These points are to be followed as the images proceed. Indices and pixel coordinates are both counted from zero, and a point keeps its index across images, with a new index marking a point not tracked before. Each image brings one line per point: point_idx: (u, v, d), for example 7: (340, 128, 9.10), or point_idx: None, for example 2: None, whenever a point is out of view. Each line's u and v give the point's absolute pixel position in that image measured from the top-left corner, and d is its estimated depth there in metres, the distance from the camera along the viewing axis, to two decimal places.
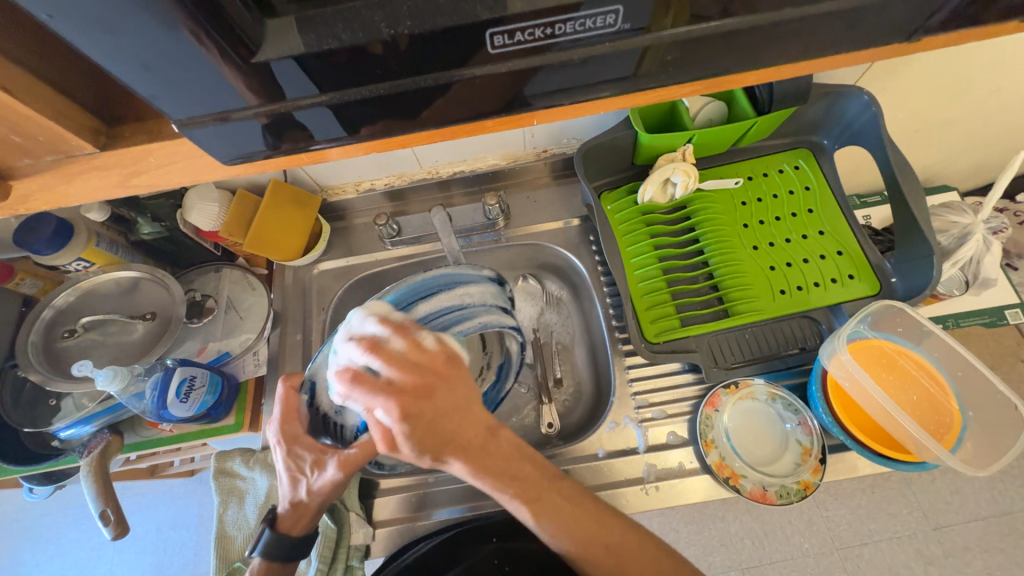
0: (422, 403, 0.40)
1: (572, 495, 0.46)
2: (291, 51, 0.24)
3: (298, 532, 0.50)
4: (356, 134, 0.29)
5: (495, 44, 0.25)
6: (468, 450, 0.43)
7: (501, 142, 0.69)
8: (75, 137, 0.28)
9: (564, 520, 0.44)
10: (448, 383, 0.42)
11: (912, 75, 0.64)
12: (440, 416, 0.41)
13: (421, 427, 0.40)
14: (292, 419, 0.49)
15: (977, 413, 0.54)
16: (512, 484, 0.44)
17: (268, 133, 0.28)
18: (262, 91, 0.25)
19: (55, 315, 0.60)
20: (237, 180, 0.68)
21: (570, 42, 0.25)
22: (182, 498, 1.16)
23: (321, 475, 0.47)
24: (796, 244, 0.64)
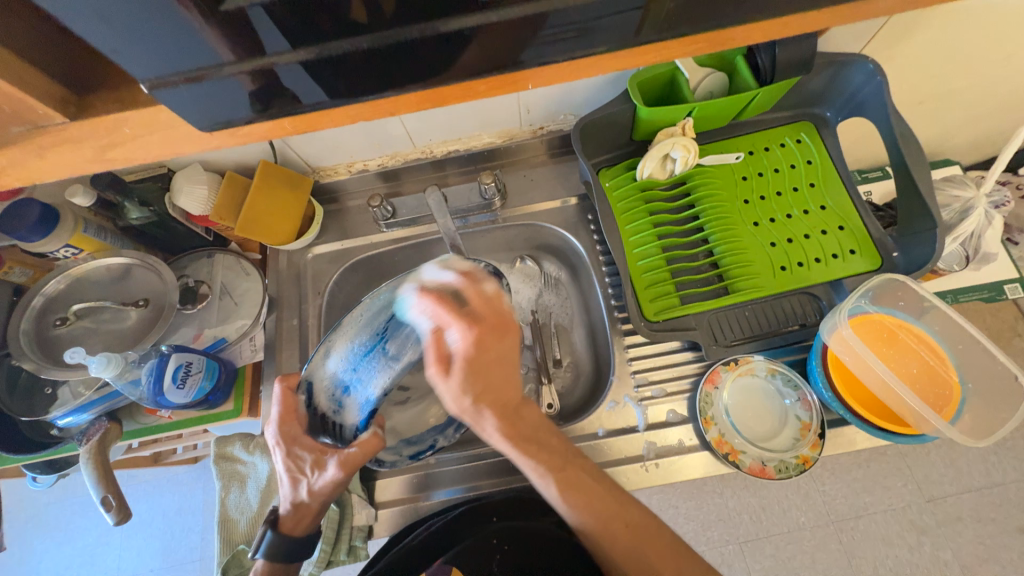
0: (493, 342, 0.41)
1: (592, 471, 0.46)
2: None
3: (299, 533, 0.48)
4: (342, 98, 0.28)
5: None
6: (504, 411, 0.42)
7: (496, 118, 0.67)
8: (43, 107, 0.26)
9: (587, 496, 0.44)
10: (501, 338, 0.42)
11: (919, 42, 0.62)
12: (494, 367, 0.41)
13: (478, 376, 0.40)
14: (291, 420, 0.48)
15: (976, 385, 0.54)
16: (542, 452, 0.44)
17: (254, 98, 0.27)
18: (238, 46, 0.24)
19: (46, 303, 0.59)
20: (225, 162, 0.66)
21: None
22: (186, 485, 1.17)
23: (321, 475, 0.46)
24: (798, 220, 0.63)
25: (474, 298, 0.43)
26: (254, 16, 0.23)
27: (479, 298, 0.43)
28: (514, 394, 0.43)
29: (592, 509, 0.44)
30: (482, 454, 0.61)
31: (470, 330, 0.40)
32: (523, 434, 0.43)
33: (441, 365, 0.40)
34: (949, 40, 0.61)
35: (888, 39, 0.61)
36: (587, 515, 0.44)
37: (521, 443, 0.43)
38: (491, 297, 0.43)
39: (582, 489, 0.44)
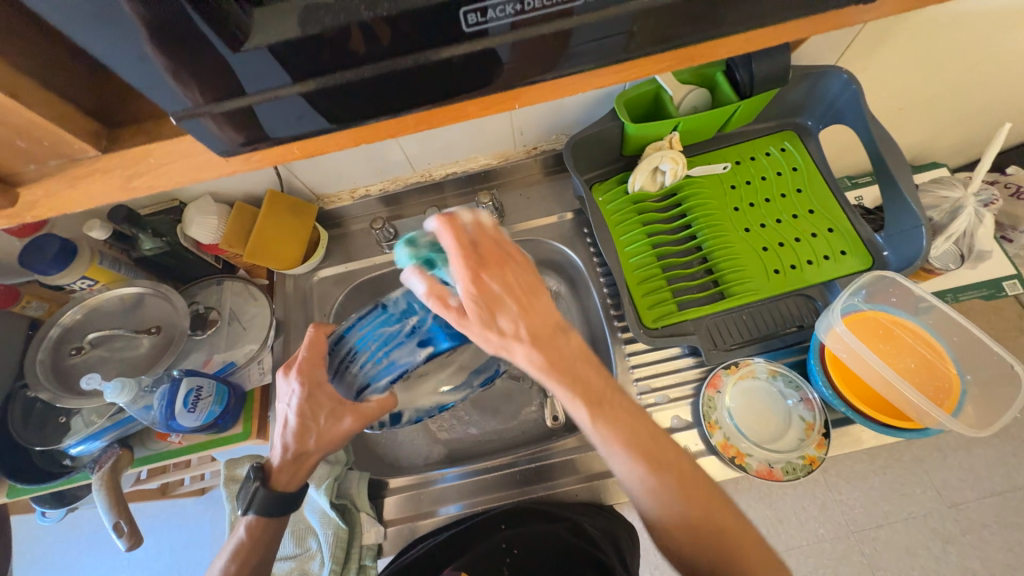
0: (489, 270, 0.42)
1: (649, 422, 0.43)
2: (280, 36, 0.25)
3: (291, 486, 0.51)
4: (342, 121, 0.30)
5: (470, 22, 0.26)
6: (537, 340, 0.41)
7: (491, 140, 0.70)
8: (77, 140, 0.29)
9: (644, 449, 0.41)
10: (515, 267, 0.43)
11: (890, 53, 0.65)
12: (506, 291, 0.42)
13: (490, 308, 0.41)
14: (317, 363, 0.51)
15: (975, 376, 0.55)
16: (583, 393, 0.42)
17: (233, 131, 0.29)
18: (209, 90, 0.26)
19: (62, 333, 0.61)
20: (234, 192, 0.69)
21: (541, 16, 0.27)
22: (195, 517, 1.16)
23: (334, 423, 0.50)
24: (788, 224, 0.65)
25: (472, 234, 0.43)
26: (244, 58, 0.25)
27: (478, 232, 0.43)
28: (547, 319, 0.42)
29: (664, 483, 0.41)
30: (494, 467, 0.62)
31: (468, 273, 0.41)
32: (562, 369, 0.41)
33: (456, 314, 0.41)
34: (918, 49, 0.65)
35: (860, 50, 0.64)
36: (656, 486, 0.41)
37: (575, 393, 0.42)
38: (483, 231, 0.44)
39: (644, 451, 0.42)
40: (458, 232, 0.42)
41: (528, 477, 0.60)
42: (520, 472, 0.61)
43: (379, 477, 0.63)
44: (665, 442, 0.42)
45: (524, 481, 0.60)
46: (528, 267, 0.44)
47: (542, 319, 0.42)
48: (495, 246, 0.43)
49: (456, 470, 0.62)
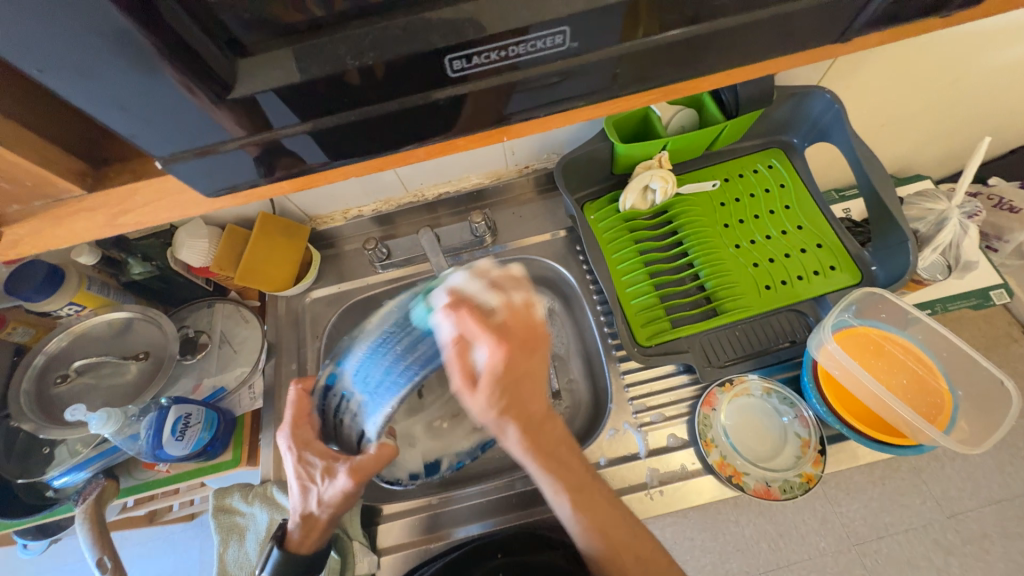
0: (519, 356, 0.41)
1: (611, 497, 0.46)
2: (271, 84, 0.25)
3: (308, 550, 0.50)
4: (333, 159, 0.31)
5: (455, 68, 0.27)
6: (531, 424, 0.43)
7: (482, 161, 0.71)
8: (61, 180, 0.29)
9: (601, 519, 0.45)
10: (533, 348, 0.42)
11: (871, 73, 0.67)
12: (523, 377, 0.42)
13: (506, 389, 0.41)
14: (303, 424, 0.51)
15: (966, 391, 0.55)
16: (558, 467, 0.44)
17: (261, 165, 0.29)
18: (247, 122, 0.27)
19: (47, 361, 0.60)
20: (225, 216, 0.69)
21: (525, 62, 0.27)
22: (183, 543, 1.13)
23: (333, 484, 0.48)
24: (777, 240, 0.66)
25: (501, 316, 0.42)
26: (232, 104, 0.26)
27: (508, 312, 0.42)
28: (537, 411, 0.44)
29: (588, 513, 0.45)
30: (494, 488, 0.60)
31: (503, 349, 0.41)
32: (546, 445, 0.44)
33: (467, 378, 0.41)
34: (898, 68, 0.66)
35: (841, 71, 0.66)
36: (592, 540, 0.45)
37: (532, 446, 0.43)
38: (519, 309, 0.43)
39: (575, 483, 0.45)
40: (471, 313, 0.42)
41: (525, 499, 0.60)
42: (517, 494, 0.60)
43: (373, 502, 0.62)
44: (613, 508, 0.46)
45: (522, 504, 0.60)
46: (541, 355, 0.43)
47: (539, 407, 0.44)
48: (529, 331, 0.42)
49: (471, 489, 0.61)
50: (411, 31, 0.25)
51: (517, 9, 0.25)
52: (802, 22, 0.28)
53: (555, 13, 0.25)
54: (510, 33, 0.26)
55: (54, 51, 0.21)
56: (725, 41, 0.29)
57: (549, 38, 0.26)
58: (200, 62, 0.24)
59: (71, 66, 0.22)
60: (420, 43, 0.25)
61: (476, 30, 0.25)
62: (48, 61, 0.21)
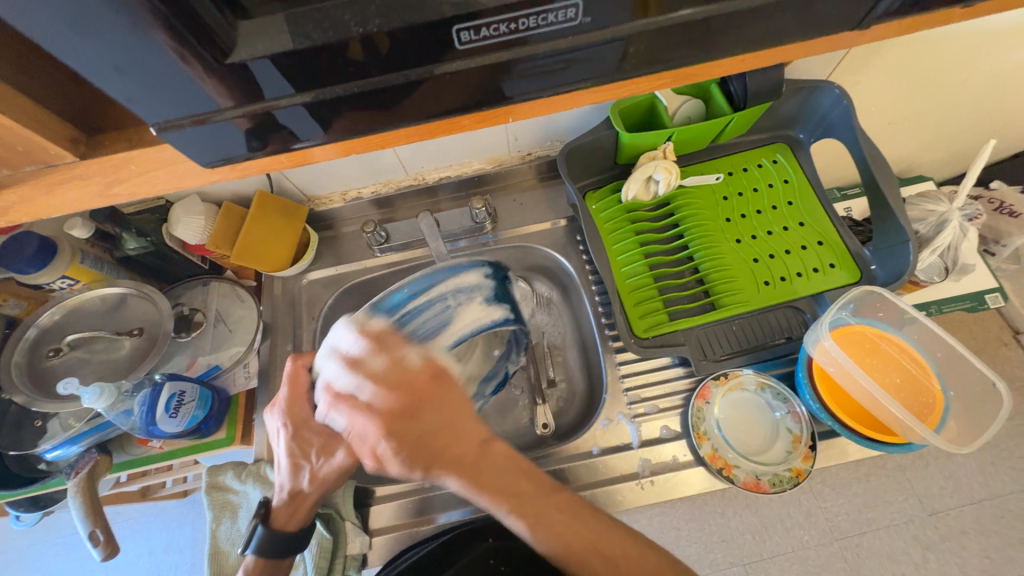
0: (408, 422, 0.42)
1: (568, 506, 0.43)
2: (266, 52, 0.24)
3: (293, 526, 0.50)
4: (331, 132, 0.30)
5: (463, 40, 0.26)
6: (462, 466, 0.42)
7: (484, 146, 0.70)
8: (54, 146, 0.28)
9: (561, 534, 0.41)
10: (433, 400, 0.43)
11: (881, 69, 0.66)
12: (429, 432, 0.42)
13: (417, 440, 0.42)
14: (299, 401, 0.49)
15: (958, 392, 0.55)
16: (503, 498, 0.42)
17: (251, 136, 0.29)
18: (237, 92, 0.26)
19: (39, 334, 0.60)
20: (222, 193, 0.68)
21: (537, 35, 0.26)
22: (176, 520, 1.14)
23: (328, 462, 0.49)
24: (778, 236, 0.66)
25: (381, 369, 0.43)
26: (232, 70, 0.25)
27: (410, 363, 0.44)
28: (468, 441, 0.43)
29: (552, 526, 0.42)
30: None
31: (376, 424, 0.41)
32: (481, 472, 0.42)
33: (374, 461, 0.42)
34: (909, 65, 0.66)
35: (852, 66, 0.65)
36: (553, 551, 0.41)
37: (474, 480, 0.42)
38: (388, 373, 0.43)
39: (536, 495, 0.43)
40: (352, 399, 0.42)
41: None
42: None
43: (366, 485, 0.62)
44: (577, 526, 0.42)
45: None
46: (453, 396, 0.44)
47: (463, 446, 0.43)
48: (414, 379, 0.43)
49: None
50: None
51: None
52: (820, 7, 0.28)
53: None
54: (519, 5, 0.25)
55: (45, 7, 0.20)
56: (740, 24, 0.28)
57: (562, 11, 0.25)
58: (199, 24, 0.23)
59: (63, 22, 0.21)
60: (429, 11, 0.24)
61: (487, 1, 0.24)
62: (38, 15, 0.20)
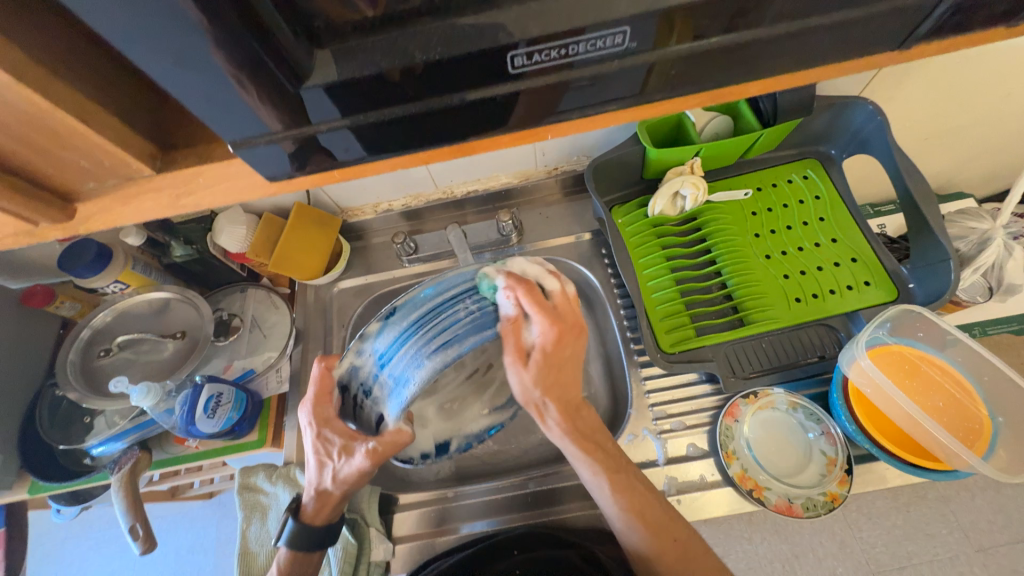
0: (568, 343, 0.46)
1: (645, 483, 0.49)
2: (328, 80, 0.27)
3: (321, 522, 0.52)
4: (374, 155, 0.32)
5: (516, 64, 0.27)
6: (568, 411, 0.49)
7: (512, 161, 0.72)
8: (133, 162, 0.31)
9: (636, 506, 0.47)
10: (578, 339, 0.47)
11: (917, 84, 0.65)
12: (570, 362, 0.48)
13: (551, 370, 0.47)
14: (325, 401, 0.49)
15: (1008, 418, 0.53)
16: (596, 454, 0.49)
17: (306, 155, 0.31)
18: (287, 117, 0.28)
19: (92, 335, 0.63)
20: (263, 204, 0.71)
21: (582, 60, 0.28)
22: (201, 520, 1.17)
23: (349, 462, 0.48)
24: (809, 252, 0.65)
25: (556, 301, 0.47)
26: (304, 94, 0.27)
27: (563, 300, 0.47)
28: (574, 393, 0.49)
29: (628, 493, 0.48)
30: (507, 486, 0.61)
31: (554, 328, 0.45)
32: (581, 439, 0.49)
33: (517, 358, 0.46)
34: (947, 80, 0.65)
35: (886, 81, 0.64)
36: (632, 522, 0.47)
37: (571, 432, 0.49)
38: (558, 299, 0.47)
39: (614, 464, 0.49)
40: (535, 295, 0.45)
41: (539, 499, 0.60)
42: (531, 493, 0.60)
43: (389, 492, 0.63)
44: (656, 504, 0.48)
45: (535, 503, 0.60)
46: (581, 342, 0.48)
47: (575, 390, 0.50)
48: (574, 316, 0.47)
49: (484, 485, 0.62)
50: (478, 28, 0.26)
51: (580, 8, 0.26)
52: (857, 31, 0.28)
53: (616, 14, 0.26)
54: (572, 32, 0.26)
55: (155, 39, 0.23)
56: (778, 46, 0.29)
57: (610, 37, 0.27)
58: (276, 53, 0.25)
59: (164, 52, 0.23)
60: (486, 40, 0.26)
61: (535, 30, 0.26)
62: (144, 48, 0.23)
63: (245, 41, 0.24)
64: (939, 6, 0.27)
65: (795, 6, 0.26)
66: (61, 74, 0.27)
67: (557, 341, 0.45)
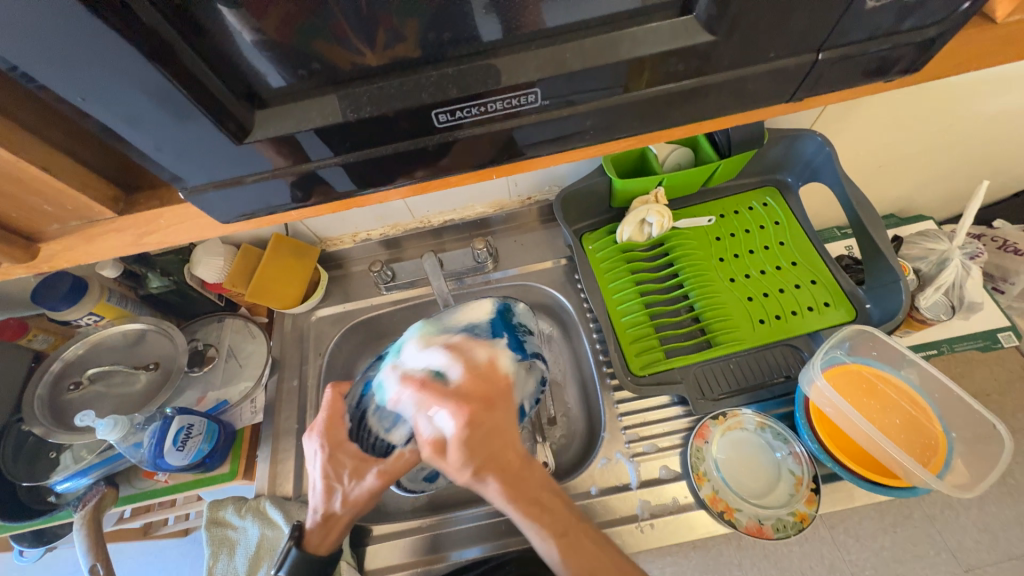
0: (486, 413, 0.44)
1: (594, 536, 0.44)
2: (268, 134, 0.28)
3: (325, 551, 0.51)
4: (360, 187, 0.33)
5: (441, 120, 0.29)
6: (506, 475, 0.43)
7: (487, 191, 0.74)
8: (97, 205, 0.32)
9: (586, 562, 0.42)
10: (496, 406, 0.46)
11: (863, 118, 0.69)
12: (494, 432, 0.44)
13: (479, 444, 0.42)
14: (337, 425, 0.53)
15: (960, 434, 0.55)
16: (541, 518, 0.43)
17: (261, 196, 0.31)
18: (257, 162, 0.29)
19: (62, 368, 0.63)
20: (242, 236, 0.73)
21: (501, 116, 0.29)
22: (175, 561, 1.12)
23: (359, 484, 0.50)
24: (771, 275, 0.67)
25: (461, 378, 0.47)
26: (249, 147, 0.28)
27: (468, 374, 0.47)
28: (513, 452, 0.44)
29: (573, 551, 0.42)
30: (484, 513, 0.61)
31: (462, 411, 0.43)
32: (524, 499, 0.43)
33: (434, 448, 0.43)
34: (890, 114, 0.69)
35: (834, 116, 0.68)
36: None
37: (512, 493, 0.43)
38: (480, 369, 0.48)
39: (556, 520, 0.44)
40: (437, 387, 0.46)
41: (515, 527, 0.59)
42: (505, 521, 0.60)
43: (363, 523, 0.62)
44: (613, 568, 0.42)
45: (510, 531, 0.59)
46: (501, 408, 0.46)
47: (514, 453, 0.44)
48: (486, 381, 0.47)
49: (478, 509, 0.61)
50: (406, 87, 0.27)
51: (493, 70, 0.27)
52: (774, 83, 0.30)
53: (527, 75, 0.27)
54: (488, 92, 0.28)
55: (98, 103, 0.24)
56: (700, 97, 0.30)
57: (523, 97, 0.28)
58: (222, 109, 0.26)
59: (110, 114, 0.24)
60: (413, 98, 0.27)
61: (459, 89, 0.27)
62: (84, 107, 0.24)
63: (181, 99, 0.24)
64: (820, 65, 0.29)
65: (694, 64, 0.28)
66: (28, 126, 0.28)
67: (481, 413, 0.44)
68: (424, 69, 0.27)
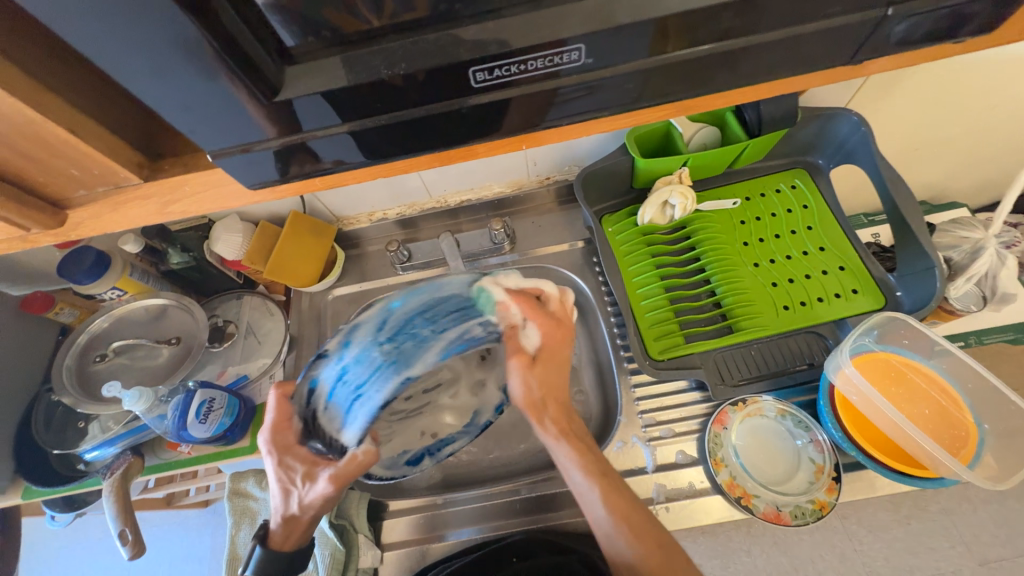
0: (559, 342, 0.53)
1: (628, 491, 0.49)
2: (297, 93, 0.27)
3: (289, 546, 0.51)
4: (374, 157, 0.32)
5: (477, 79, 0.27)
6: (560, 408, 0.53)
7: (505, 169, 0.73)
8: (122, 170, 0.32)
9: (617, 505, 0.47)
10: (564, 335, 0.53)
11: (903, 95, 0.66)
12: (553, 369, 0.53)
13: (548, 368, 0.53)
14: (284, 428, 0.51)
15: (992, 425, 0.53)
16: (585, 455, 0.50)
17: (287, 162, 0.31)
18: (284, 123, 0.28)
19: (89, 340, 0.64)
20: (260, 213, 0.73)
21: (540, 76, 0.28)
22: (195, 530, 1.16)
23: (312, 487, 0.48)
24: (797, 260, 0.65)
25: (552, 306, 0.54)
26: (279, 105, 0.27)
27: (557, 304, 0.54)
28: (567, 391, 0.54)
29: (615, 496, 0.47)
30: (497, 493, 0.61)
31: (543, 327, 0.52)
32: (575, 433, 0.52)
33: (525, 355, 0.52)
34: (932, 91, 0.65)
35: (872, 93, 0.65)
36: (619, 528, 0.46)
37: (563, 432, 0.51)
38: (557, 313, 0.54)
39: (593, 458, 0.50)
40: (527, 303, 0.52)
41: (529, 506, 0.60)
42: (519, 500, 0.60)
43: (379, 498, 0.63)
44: (638, 511, 0.47)
45: (523, 510, 0.60)
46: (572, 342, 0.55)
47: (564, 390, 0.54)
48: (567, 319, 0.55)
49: (473, 492, 0.61)
50: (441, 44, 0.26)
51: (532, 26, 0.26)
52: (827, 45, 0.28)
53: (569, 31, 0.26)
54: (528, 50, 0.26)
55: (125, 56, 0.23)
56: (749, 59, 0.29)
57: (564, 54, 0.27)
58: (252, 65, 0.25)
59: (139, 67, 0.24)
60: (448, 56, 0.26)
61: (497, 46, 0.26)
62: (112, 61, 0.23)
63: (210, 51, 0.23)
64: (880, 24, 0.27)
65: (745, 21, 0.26)
66: (53, 86, 0.28)
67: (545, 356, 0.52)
68: (461, 23, 0.26)
